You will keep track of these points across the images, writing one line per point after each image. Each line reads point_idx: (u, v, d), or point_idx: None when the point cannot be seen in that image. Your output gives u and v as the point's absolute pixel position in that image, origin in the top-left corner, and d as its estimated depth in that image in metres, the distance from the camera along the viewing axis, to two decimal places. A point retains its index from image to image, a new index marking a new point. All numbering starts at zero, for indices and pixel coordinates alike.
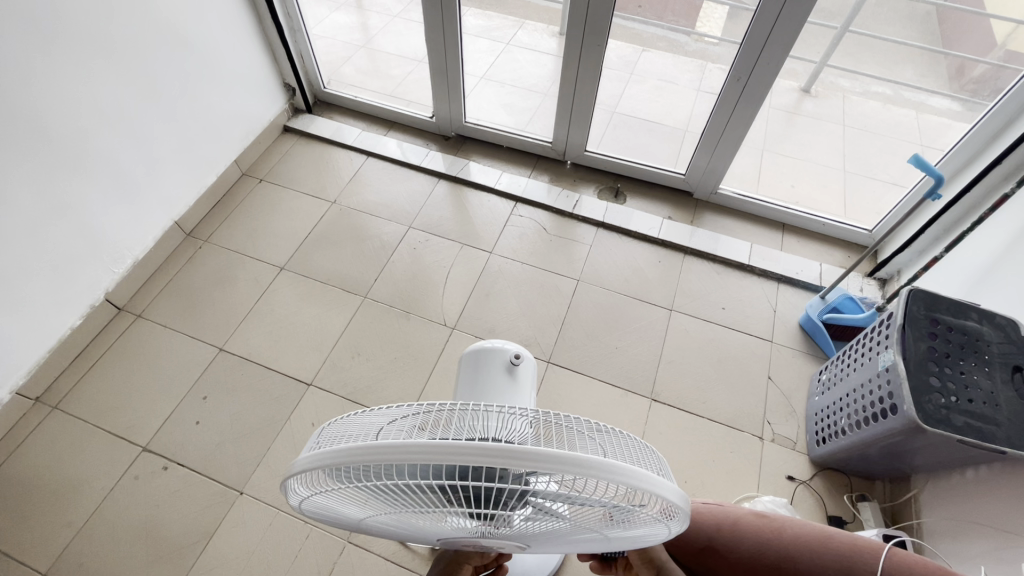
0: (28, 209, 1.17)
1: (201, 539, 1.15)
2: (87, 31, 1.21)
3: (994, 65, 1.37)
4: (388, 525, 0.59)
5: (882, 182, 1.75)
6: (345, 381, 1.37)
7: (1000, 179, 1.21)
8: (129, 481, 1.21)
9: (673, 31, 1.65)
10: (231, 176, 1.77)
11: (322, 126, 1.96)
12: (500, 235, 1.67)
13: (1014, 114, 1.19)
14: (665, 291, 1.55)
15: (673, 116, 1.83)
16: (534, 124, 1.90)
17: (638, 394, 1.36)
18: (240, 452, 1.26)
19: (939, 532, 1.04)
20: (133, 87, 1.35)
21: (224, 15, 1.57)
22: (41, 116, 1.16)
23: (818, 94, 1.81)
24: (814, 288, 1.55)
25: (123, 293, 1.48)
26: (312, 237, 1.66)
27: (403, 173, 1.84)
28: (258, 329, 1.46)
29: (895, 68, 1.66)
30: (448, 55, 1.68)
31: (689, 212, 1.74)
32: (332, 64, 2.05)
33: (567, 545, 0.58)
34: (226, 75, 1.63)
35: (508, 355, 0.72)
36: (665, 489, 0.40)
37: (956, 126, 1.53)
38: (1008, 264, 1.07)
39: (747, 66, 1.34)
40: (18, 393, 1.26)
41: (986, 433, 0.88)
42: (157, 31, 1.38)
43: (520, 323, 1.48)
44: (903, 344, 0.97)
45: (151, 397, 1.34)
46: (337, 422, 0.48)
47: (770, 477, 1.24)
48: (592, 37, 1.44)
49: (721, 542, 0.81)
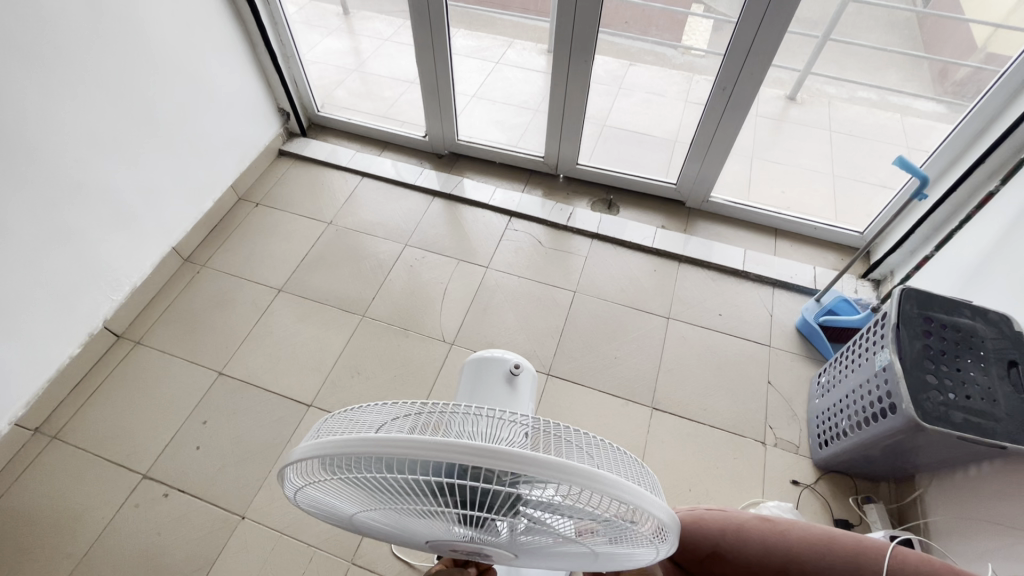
0: (26, 239, 1.19)
1: (204, 565, 1.14)
2: (82, 63, 1.24)
3: (977, 66, 1.40)
4: (379, 525, 0.60)
5: (871, 185, 1.77)
6: (345, 401, 1.37)
7: (985, 178, 1.22)
8: (129, 510, 1.20)
9: (659, 44, 1.69)
10: (228, 202, 1.79)
11: (316, 148, 1.98)
12: (496, 249, 1.68)
13: (993, 114, 1.22)
14: (661, 299, 1.56)
15: (662, 127, 1.86)
16: (526, 139, 1.93)
17: (638, 403, 1.36)
18: (242, 476, 1.25)
19: (945, 531, 1.04)
20: (131, 116, 1.38)
21: (217, 43, 1.60)
22: (37, 146, 1.18)
23: (804, 100, 1.85)
24: (809, 292, 1.56)
25: (121, 320, 1.48)
26: (309, 258, 1.67)
27: (398, 192, 1.86)
28: (257, 352, 1.46)
29: (879, 74, 1.73)
30: (439, 75, 1.71)
31: (681, 221, 1.76)
32: (326, 88, 2.09)
33: (556, 559, 0.58)
34: (221, 102, 1.66)
35: (508, 365, 0.72)
36: (656, 507, 0.40)
37: (940, 128, 1.56)
38: (998, 259, 1.08)
39: (731, 76, 1.37)
40: (17, 424, 1.26)
41: (986, 429, 0.88)
42: (152, 61, 1.41)
43: (519, 336, 1.48)
44: (898, 343, 0.97)
45: (152, 422, 1.33)
46: (335, 415, 0.48)
47: (774, 482, 1.23)
48: (579, 53, 1.48)
49: (726, 546, 0.81)
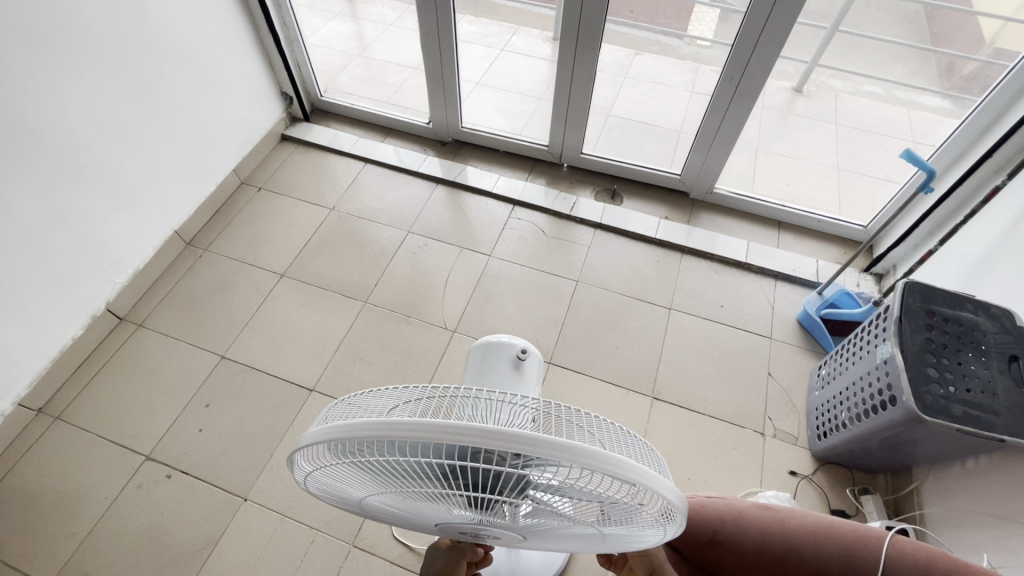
0: (27, 220, 1.18)
1: (205, 546, 1.15)
2: (84, 41, 1.22)
3: (983, 62, 1.39)
4: (388, 508, 0.60)
5: (875, 178, 1.76)
6: (346, 386, 1.38)
7: (993, 171, 1.21)
8: (133, 490, 1.21)
9: (665, 34, 1.67)
10: (231, 186, 1.78)
11: (319, 133, 1.97)
12: (499, 237, 1.68)
13: (1002, 108, 1.21)
14: (663, 290, 1.56)
15: (667, 117, 1.84)
16: (530, 128, 1.91)
17: (639, 392, 1.36)
18: (243, 459, 1.26)
19: (941, 522, 1.05)
20: (134, 98, 1.37)
21: (219, 25, 1.58)
22: (40, 127, 1.17)
23: (810, 94, 1.81)
24: (811, 285, 1.56)
25: (124, 303, 1.48)
26: (310, 245, 1.66)
27: (401, 179, 1.85)
28: (258, 336, 1.46)
29: (884, 66, 1.69)
30: (444, 61, 1.70)
31: (685, 212, 1.76)
32: (329, 72, 2.07)
33: (564, 541, 0.59)
34: (223, 85, 1.65)
35: (516, 350, 0.72)
36: (664, 488, 0.41)
37: (947, 123, 1.55)
38: (1002, 254, 1.08)
39: (739, 66, 1.36)
40: (19, 404, 1.26)
41: (985, 422, 0.88)
42: (155, 44, 1.40)
43: (520, 325, 1.49)
44: (900, 336, 0.98)
45: (154, 405, 1.34)
46: (344, 400, 0.48)
47: (773, 472, 1.24)
48: (585, 40, 1.46)
49: (726, 533, 0.81)
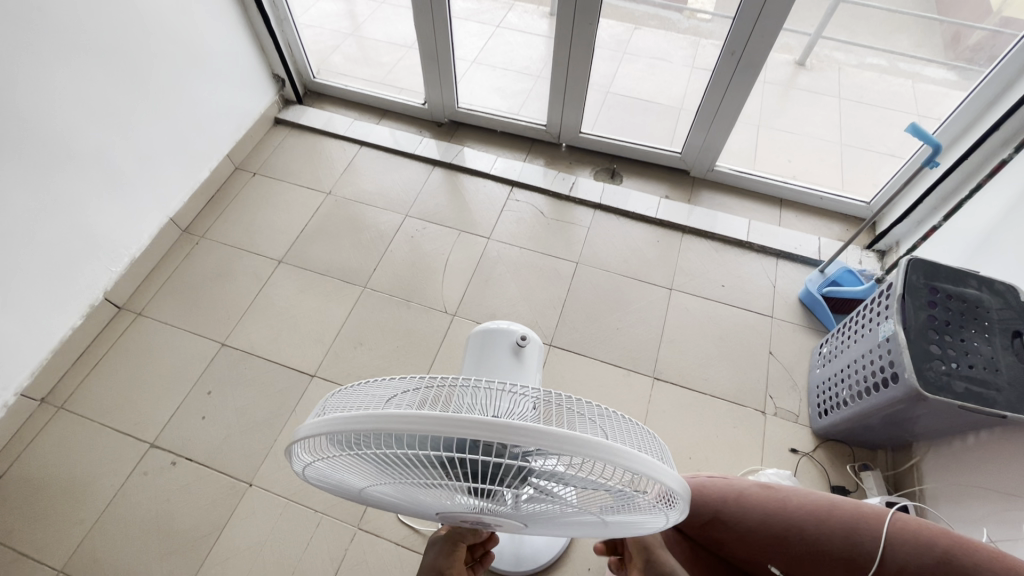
0: (19, 210, 1.16)
1: (213, 531, 1.16)
2: (68, 24, 1.19)
3: (991, 31, 1.34)
4: (389, 497, 0.61)
5: (878, 153, 1.73)
6: (347, 371, 1.38)
7: (1000, 144, 1.18)
8: (139, 477, 1.22)
9: (665, 8, 1.61)
10: (225, 171, 1.76)
11: (312, 116, 1.94)
12: (498, 219, 1.66)
13: (1012, 78, 1.18)
14: (664, 270, 1.55)
15: (667, 94, 1.79)
16: (528, 107, 1.88)
17: (640, 372, 1.36)
18: (247, 446, 1.27)
19: (939, 496, 1.06)
20: (123, 83, 1.34)
21: (208, 6, 1.54)
22: (28, 115, 1.15)
23: (812, 67, 1.76)
24: (814, 263, 1.55)
25: (122, 292, 1.47)
26: (307, 230, 1.65)
27: (397, 161, 1.82)
28: (259, 323, 1.46)
29: (889, 38, 1.63)
30: (438, 39, 1.65)
31: (686, 191, 1.73)
32: (321, 53, 2.01)
33: (565, 525, 0.59)
34: (214, 69, 1.61)
35: (515, 336, 0.71)
36: (666, 476, 0.40)
37: (952, 95, 1.51)
38: (1008, 229, 1.06)
39: (740, 41, 1.33)
40: (21, 394, 1.26)
41: (986, 398, 0.89)
42: (143, 27, 1.36)
43: (521, 308, 1.48)
44: (903, 313, 0.97)
45: (156, 392, 1.34)
46: (340, 391, 0.48)
47: (774, 449, 1.25)
48: (583, 16, 1.42)
49: (728, 512, 0.82)
